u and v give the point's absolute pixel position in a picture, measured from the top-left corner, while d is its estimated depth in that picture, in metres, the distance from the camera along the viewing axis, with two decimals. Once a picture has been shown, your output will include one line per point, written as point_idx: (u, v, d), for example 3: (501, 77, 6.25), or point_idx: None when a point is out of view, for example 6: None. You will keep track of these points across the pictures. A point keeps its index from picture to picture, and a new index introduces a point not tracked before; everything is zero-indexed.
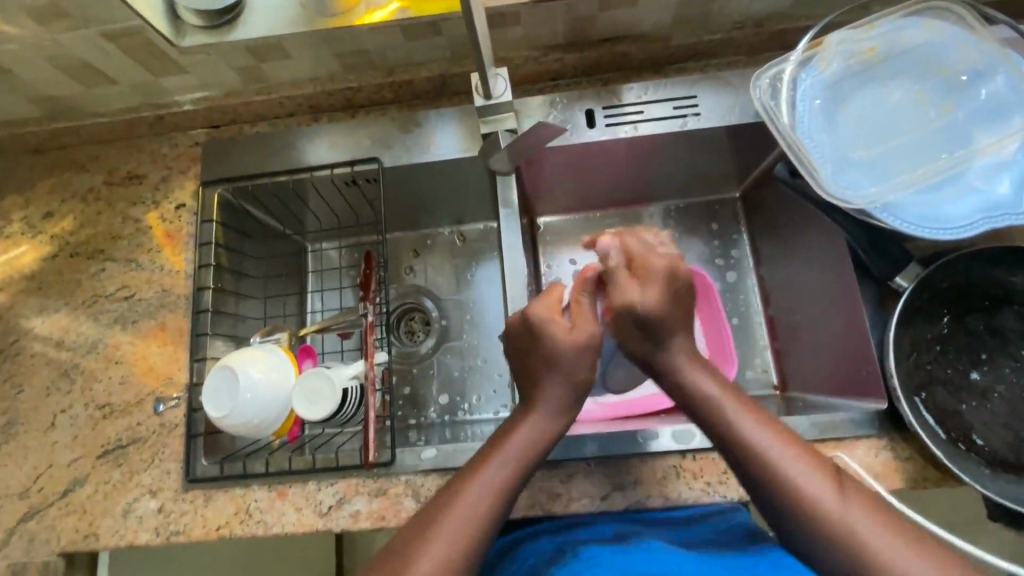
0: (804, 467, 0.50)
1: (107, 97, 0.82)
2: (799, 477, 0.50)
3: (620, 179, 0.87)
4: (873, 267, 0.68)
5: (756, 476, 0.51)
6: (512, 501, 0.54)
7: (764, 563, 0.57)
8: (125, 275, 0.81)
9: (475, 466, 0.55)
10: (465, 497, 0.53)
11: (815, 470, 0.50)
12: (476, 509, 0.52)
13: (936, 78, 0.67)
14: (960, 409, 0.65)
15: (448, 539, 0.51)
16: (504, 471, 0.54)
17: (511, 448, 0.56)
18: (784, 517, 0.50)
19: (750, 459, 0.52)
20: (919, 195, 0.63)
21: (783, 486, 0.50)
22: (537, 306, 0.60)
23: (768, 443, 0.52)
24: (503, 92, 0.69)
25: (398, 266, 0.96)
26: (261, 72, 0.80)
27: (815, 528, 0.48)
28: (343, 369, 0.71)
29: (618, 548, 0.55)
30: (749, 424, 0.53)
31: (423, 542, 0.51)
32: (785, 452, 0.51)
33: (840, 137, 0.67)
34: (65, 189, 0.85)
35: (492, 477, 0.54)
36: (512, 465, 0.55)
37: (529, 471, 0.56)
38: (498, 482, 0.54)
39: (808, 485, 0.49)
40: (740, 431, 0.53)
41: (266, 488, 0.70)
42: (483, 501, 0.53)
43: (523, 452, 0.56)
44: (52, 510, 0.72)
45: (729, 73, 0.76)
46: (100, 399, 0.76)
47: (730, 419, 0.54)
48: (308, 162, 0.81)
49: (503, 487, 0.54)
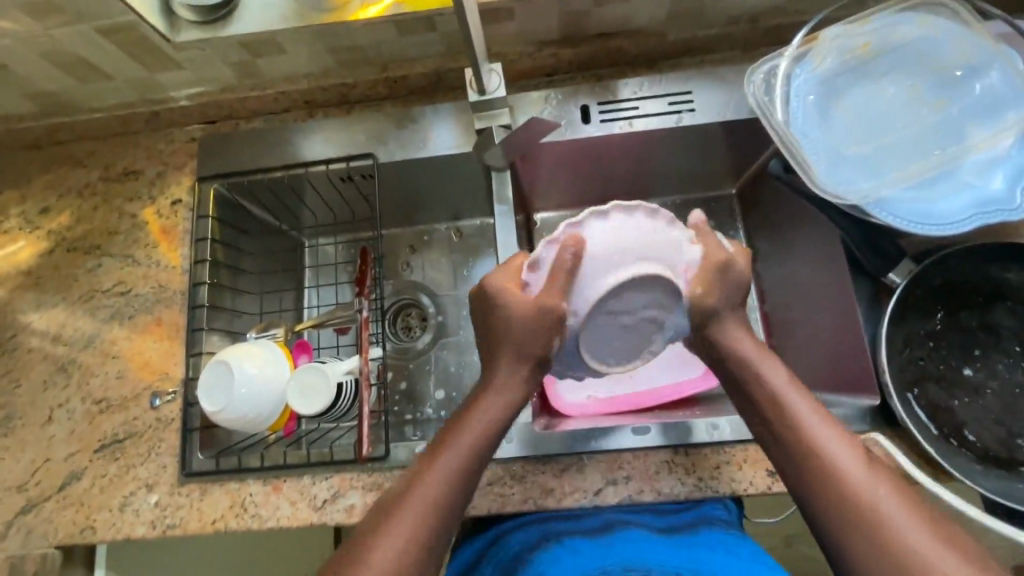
0: (838, 441, 0.51)
1: (103, 92, 0.82)
2: (832, 451, 0.51)
3: (616, 175, 0.87)
4: (865, 264, 0.70)
5: (792, 445, 0.52)
6: (472, 484, 0.55)
7: (746, 549, 0.59)
8: (121, 270, 0.81)
9: (436, 451, 0.55)
10: (425, 480, 0.53)
11: (847, 446, 0.51)
12: (435, 493, 0.53)
13: (932, 73, 0.67)
14: (952, 405, 0.65)
15: (405, 527, 0.51)
16: (464, 454, 0.55)
17: (473, 432, 0.56)
18: (811, 487, 0.50)
19: (786, 428, 0.53)
20: (911, 191, 0.63)
21: (814, 457, 0.51)
22: (501, 273, 0.60)
23: (806, 415, 0.53)
24: (497, 88, 0.68)
25: (395, 262, 0.96)
26: (256, 67, 0.80)
27: (839, 500, 0.49)
28: (337, 364, 0.71)
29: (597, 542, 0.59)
30: (795, 397, 0.54)
31: (384, 527, 0.51)
32: (822, 425, 0.53)
33: (834, 133, 0.67)
34: (62, 185, 0.85)
35: (453, 460, 0.54)
36: (471, 448, 0.55)
37: (483, 456, 0.56)
38: (458, 467, 0.54)
39: (840, 459, 0.50)
40: (781, 402, 0.54)
41: (260, 482, 0.71)
42: (442, 485, 0.53)
43: (481, 435, 0.56)
44: (49, 503, 0.72)
45: (724, 69, 0.76)
46: (96, 394, 0.77)
47: (776, 390, 0.55)
48: (303, 157, 0.81)
49: (463, 471, 0.54)
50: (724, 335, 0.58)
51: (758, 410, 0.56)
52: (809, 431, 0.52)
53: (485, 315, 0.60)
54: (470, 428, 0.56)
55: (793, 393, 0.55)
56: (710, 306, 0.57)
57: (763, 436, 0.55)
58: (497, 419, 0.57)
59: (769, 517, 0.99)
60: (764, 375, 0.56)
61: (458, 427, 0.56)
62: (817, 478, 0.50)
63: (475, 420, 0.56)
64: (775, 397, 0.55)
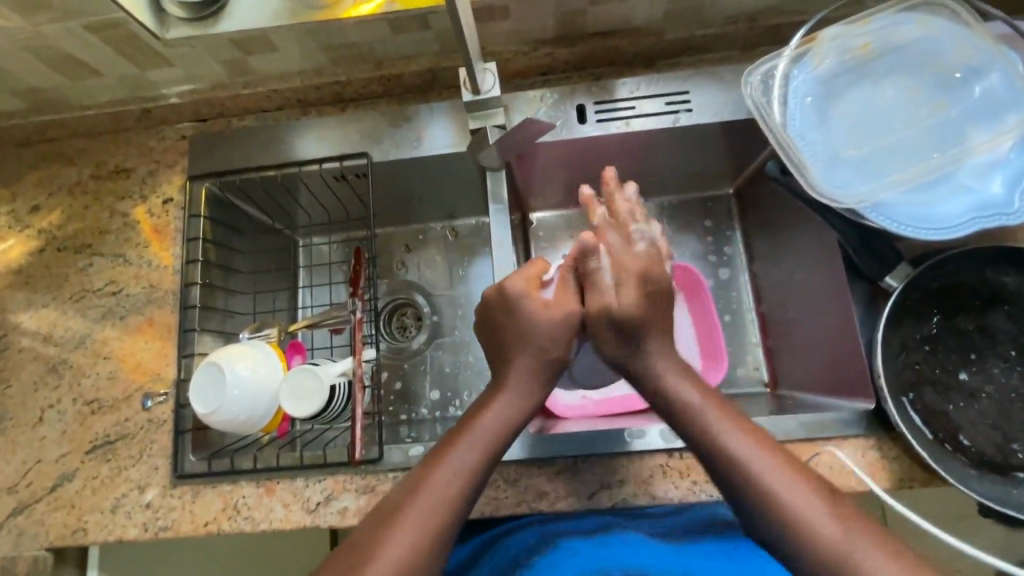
0: (777, 470, 0.51)
1: (93, 90, 0.81)
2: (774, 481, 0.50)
3: (613, 175, 0.86)
4: (862, 267, 0.68)
5: (731, 481, 0.52)
6: (480, 484, 0.55)
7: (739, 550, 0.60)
8: (113, 270, 0.80)
9: (446, 446, 0.56)
10: (436, 475, 0.53)
11: (788, 474, 0.51)
12: (447, 489, 0.53)
13: (931, 75, 0.66)
14: (948, 410, 0.65)
15: (419, 522, 0.51)
16: (473, 454, 0.55)
17: (483, 431, 0.56)
18: (759, 522, 0.50)
19: (726, 464, 0.52)
20: (909, 195, 0.62)
21: (758, 490, 0.50)
22: (515, 279, 0.61)
23: (740, 447, 0.52)
24: (492, 87, 0.68)
25: (390, 261, 0.95)
26: (248, 65, 0.79)
27: (789, 533, 0.49)
28: (331, 365, 0.70)
29: (596, 543, 0.58)
30: (727, 428, 0.54)
31: (391, 526, 0.51)
32: (758, 453, 0.52)
33: (832, 136, 0.66)
34: (52, 183, 0.84)
35: (465, 457, 0.55)
36: (482, 447, 0.55)
37: (497, 452, 0.56)
38: (469, 465, 0.54)
39: (783, 489, 0.50)
40: (715, 435, 0.54)
41: (253, 485, 0.70)
42: (452, 480, 0.53)
43: (492, 436, 0.56)
44: (41, 505, 0.72)
45: (723, 69, 0.75)
46: (88, 395, 0.76)
47: (709, 422, 0.55)
48: (296, 156, 0.80)
49: (473, 469, 0.54)
50: None
51: (697, 445, 0.55)
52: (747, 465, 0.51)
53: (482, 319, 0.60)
54: (480, 425, 0.56)
55: (727, 425, 0.54)
56: None
57: (705, 470, 0.55)
58: (492, 422, 0.57)
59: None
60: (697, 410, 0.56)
61: (473, 423, 0.57)
62: (765, 512, 0.50)
63: (488, 419, 0.57)
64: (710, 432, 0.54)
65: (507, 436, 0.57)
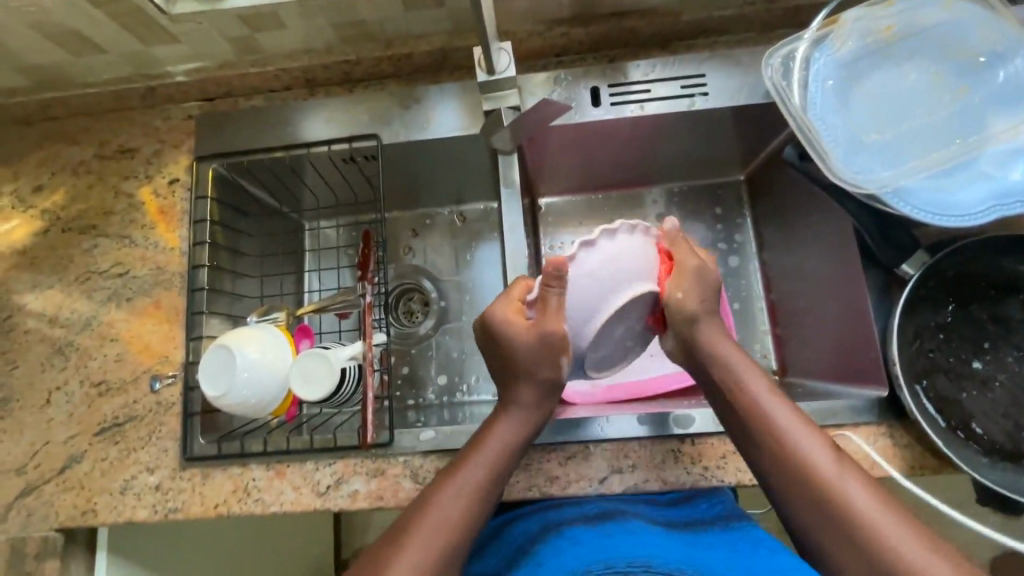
0: (817, 447, 0.51)
1: (96, 67, 0.79)
2: (814, 452, 0.50)
3: (623, 159, 0.85)
4: (879, 255, 0.69)
5: (770, 450, 0.52)
6: (486, 506, 0.54)
7: (744, 539, 0.59)
8: (119, 252, 0.79)
9: (456, 464, 0.55)
10: (443, 497, 0.53)
11: (824, 449, 0.51)
12: (449, 514, 0.52)
13: (953, 60, 0.65)
14: (960, 398, 0.64)
15: (429, 539, 0.50)
16: (478, 474, 0.55)
17: (489, 448, 0.56)
18: (794, 495, 0.50)
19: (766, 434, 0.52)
20: (928, 182, 0.61)
21: (790, 462, 0.51)
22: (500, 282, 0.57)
23: (787, 422, 0.52)
24: (507, 67, 0.66)
25: (397, 246, 0.94)
26: (256, 43, 0.78)
27: (818, 505, 0.49)
28: (340, 349, 0.70)
29: (599, 531, 0.57)
30: (770, 400, 0.53)
31: (400, 544, 0.50)
32: (798, 428, 0.52)
33: (852, 120, 0.65)
34: (56, 162, 0.83)
35: (469, 478, 0.54)
36: (490, 466, 0.55)
37: (506, 473, 0.56)
38: (474, 482, 0.54)
39: (817, 459, 0.50)
40: (759, 405, 0.53)
41: (263, 468, 0.70)
42: (458, 500, 0.53)
43: (498, 455, 0.56)
44: (49, 486, 0.72)
45: (740, 51, 0.74)
46: (95, 376, 0.75)
47: (752, 393, 0.54)
48: (305, 137, 0.78)
49: (478, 489, 0.54)
50: (724, 327, 0.57)
51: (732, 412, 0.55)
52: (788, 439, 0.51)
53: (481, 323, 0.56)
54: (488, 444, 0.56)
55: (767, 395, 0.54)
56: (713, 283, 0.56)
57: (738, 439, 0.55)
58: (502, 432, 0.57)
59: (753, 507, 1.09)
60: (737, 379, 0.55)
61: (475, 445, 0.56)
62: (794, 480, 0.50)
63: (493, 438, 0.57)
64: (747, 400, 0.54)
65: (525, 427, 0.57)
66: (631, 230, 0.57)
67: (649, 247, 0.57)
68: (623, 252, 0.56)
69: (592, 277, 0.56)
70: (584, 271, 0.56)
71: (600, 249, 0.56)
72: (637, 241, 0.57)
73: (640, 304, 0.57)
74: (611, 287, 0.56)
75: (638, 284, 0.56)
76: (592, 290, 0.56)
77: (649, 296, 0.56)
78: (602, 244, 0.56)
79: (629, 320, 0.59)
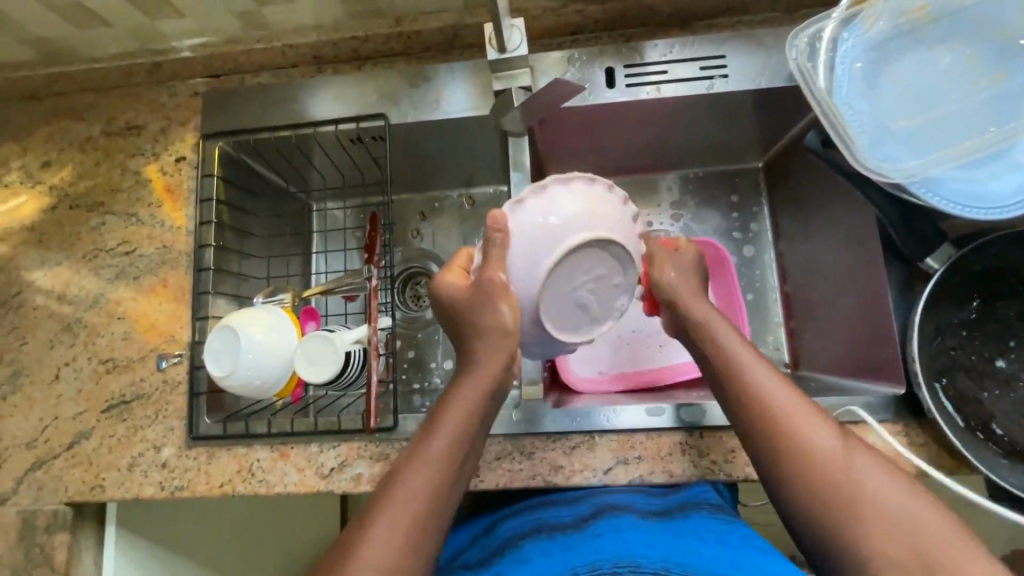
0: (800, 411, 0.49)
1: (104, 40, 0.79)
2: (787, 416, 0.48)
3: (637, 143, 0.83)
4: (901, 247, 0.66)
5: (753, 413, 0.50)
6: (453, 482, 0.49)
7: (735, 532, 0.57)
8: (126, 229, 0.79)
9: (421, 441, 0.50)
10: (410, 478, 0.48)
11: (802, 412, 0.48)
12: (424, 485, 0.47)
13: (992, 42, 0.59)
14: (981, 398, 0.62)
15: (392, 522, 0.45)
16: (448, 438, 0.50)
17: (459, 411, 0.51)
18: (778, 460, 0.47)
19: (742, 395, 0.51)
20: (958, 171, 0.58)
21: (771, 422, 0.49)
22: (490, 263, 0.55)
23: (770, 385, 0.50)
24: (518, 46, 0.64)
25: (405, 229, 0.93)
26: (262, 17, 0.76)
27: (803, 470, 0.46)
28: (345, 332, 0.69)
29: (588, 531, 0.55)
30: (753, 363, 0.52)
31: (360, 531, 0.46)
32: (780, 389, 0.50)
33: (880, 105, 0.61)
34: (63, 138, 0.82)
35: (441, 444, 0.50)
36: (453, 437, 0.50)
37: (471, 443, 0.51)
38: (438, 457, 0.49)
39: (801, 424, 0.48)
40: (740, 367, 0.52)
41: (268, 448, 0.70)
42: (431, 462, 0.49)
43: (461, 425, 0.51)
44: (58, 461, 0.73)
45: (763, 31, 0.71)
46: (103, 353, 0.76)
47: (735, 358, 0.53)
48: (311, 117, 0.77)
49: (450, 452, 0.49)
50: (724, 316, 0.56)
51: (716, 377, 0.54)
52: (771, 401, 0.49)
53: (461, 313, 0.54)
54: (451, 414, 0.51)
55: (752, 357, 0.52)
56: None
57: (721, 402, 0.53)
58: (468, 398, 0.52)
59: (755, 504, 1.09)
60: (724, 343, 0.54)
61: (438, 418, 0.51)
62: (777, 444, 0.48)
63: (454, 407, 0.51)
64: (733, 361, 0.53)
65: (496, 386, 0.53)
66: (569, 180, 0.56)
67: (606, 197, 0.56)
68: (541, 212, 0.54)
69: (519, 245, 0.54)
70: (514, 241, 0.54)
71: (533, 206, 0.55)
72: (578, 189, 0.56)
73: (594, 247, 0.54)
74: (536, 249, 0.54)
75: (584, 230, 0.54)
76: (518, 259, 0.54)
77: (601, 239, 0.53)
78: (516, 215, 0.55)
79: (592, 268, 0.55)
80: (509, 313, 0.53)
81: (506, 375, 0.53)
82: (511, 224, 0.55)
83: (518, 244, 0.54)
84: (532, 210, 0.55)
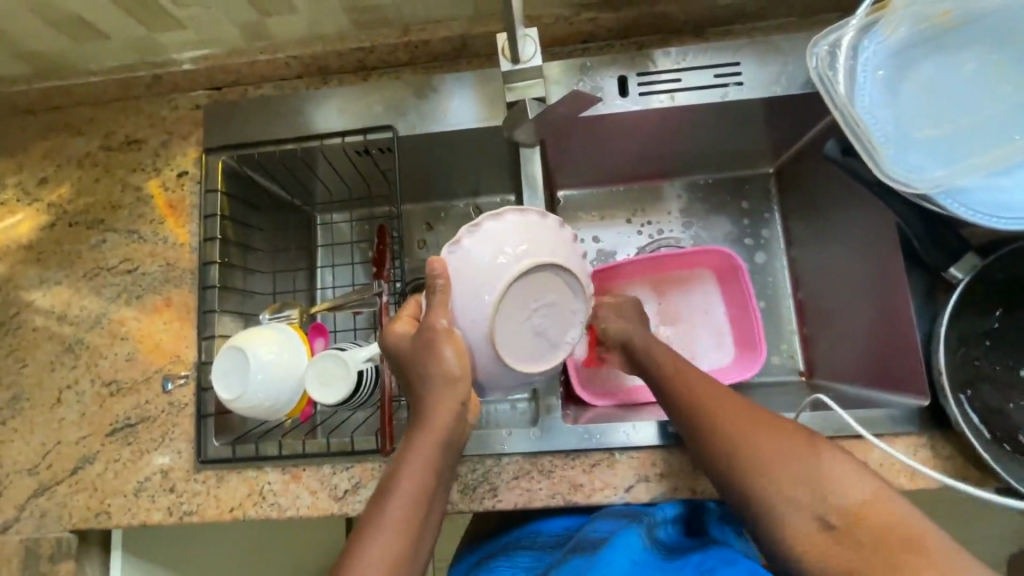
0: (712, 393, 0.54)
1: (100, 53, 0.76)
2: (697, 389, 0.55)
3: (646, 152, 0.82)
4: (924, 257, 0.64)
5: (674, 402, 0.56)
6: (421, 539, 0.48)
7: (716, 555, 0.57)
8: (127, 247, 0.77)
9: (384, 499, 0.48)
10: (373, 541, 0.46)
11: (712, 389, 0.54)
12: (392, 544, 0.46)
13: (1015, 48, 0.59)
14: (1006, 408, 0.61)
15: None
16: (411, 489, 0.48)
17: (421, 454, 0.49)
18: (698, 437, 0.52)
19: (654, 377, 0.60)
20: (982, 181, 0.57)
21: (686, 405, 0.54)
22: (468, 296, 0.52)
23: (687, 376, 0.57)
24: (533, 56, 0.62)
25: (410, 240, 0.91)
26: (265, 28, 0.74)
27: (716, 442, 0.51)
28: (357, 351, 0.67)
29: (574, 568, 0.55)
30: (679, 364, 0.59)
31: None
32: (696, 379, 0.56)
33: (903, 113, 0.61)
34: (60, 154, 0.80)
35: (407, 487, 0.48)
36: (417, 494, 0.48)
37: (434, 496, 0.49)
38: (401, 517, 0.47)
39: (713, 404, 0.53)
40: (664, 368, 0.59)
41: (279, 471, 0.69)
42: (396, 510, 0.47)
43: (423, 480, 0.48)
44: (61, 487, 0.71)
45: (778, 38, 0.70)
46: (106, 375, 0.74)
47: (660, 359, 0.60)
48: (317, 129, 0.75)
49: (414, 508, 0.47)
50: None
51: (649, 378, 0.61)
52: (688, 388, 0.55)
53: (440, 341, 0.50)
54: (411, 468, 0.49)
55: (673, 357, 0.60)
56: None
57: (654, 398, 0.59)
58: (428, 448, 0.49)
59: None
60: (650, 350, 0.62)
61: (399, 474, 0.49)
62: (695, 424, 0.53)
63: (414, 461, 0.49)
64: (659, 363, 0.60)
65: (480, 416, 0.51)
66: (501, 214, 0.54)
67: (542, 225, 0.55)
68: (477, 250, 0.53)
69: (461, 288, 0.52)
70: (456, 285, 0.53)
71: (470, 244, 0.53)
72: (512, 222, 0.54)
73: (542, 275, 0.53)
74: (480, 289, 0.52)
75: (525, 260, 0.53)
76: (465, 301, 0.52)
77: (547, 265, 0.53)
78: (451, 258, 0.54)
79: (542, 296, 0.54)
80: (453, 355, 0.50)
81: (459, 424, 0.51)
82: (449, 268, 0.53)
83: (458, 287, 0.52)
84: (469, 249, 0.53)
